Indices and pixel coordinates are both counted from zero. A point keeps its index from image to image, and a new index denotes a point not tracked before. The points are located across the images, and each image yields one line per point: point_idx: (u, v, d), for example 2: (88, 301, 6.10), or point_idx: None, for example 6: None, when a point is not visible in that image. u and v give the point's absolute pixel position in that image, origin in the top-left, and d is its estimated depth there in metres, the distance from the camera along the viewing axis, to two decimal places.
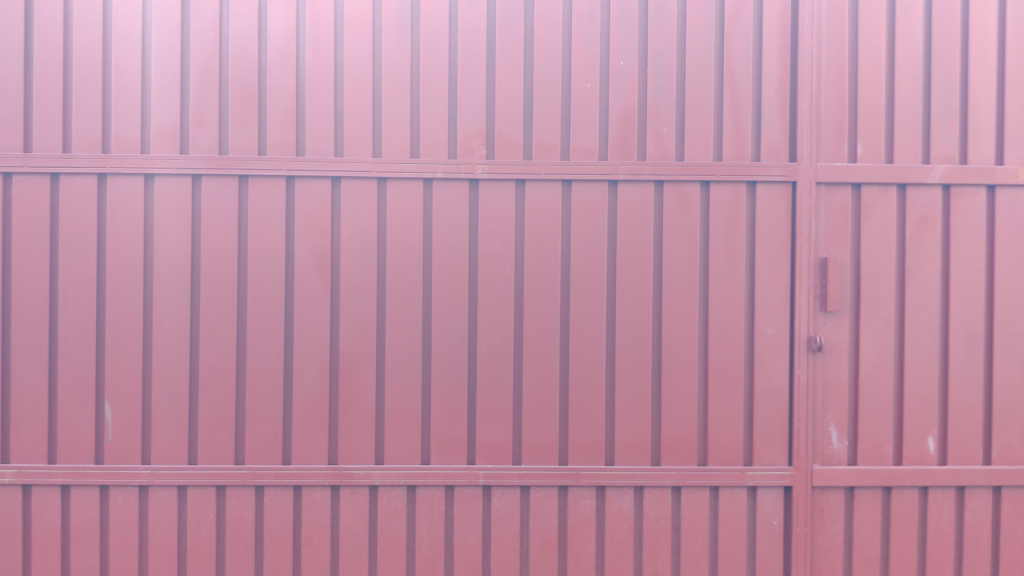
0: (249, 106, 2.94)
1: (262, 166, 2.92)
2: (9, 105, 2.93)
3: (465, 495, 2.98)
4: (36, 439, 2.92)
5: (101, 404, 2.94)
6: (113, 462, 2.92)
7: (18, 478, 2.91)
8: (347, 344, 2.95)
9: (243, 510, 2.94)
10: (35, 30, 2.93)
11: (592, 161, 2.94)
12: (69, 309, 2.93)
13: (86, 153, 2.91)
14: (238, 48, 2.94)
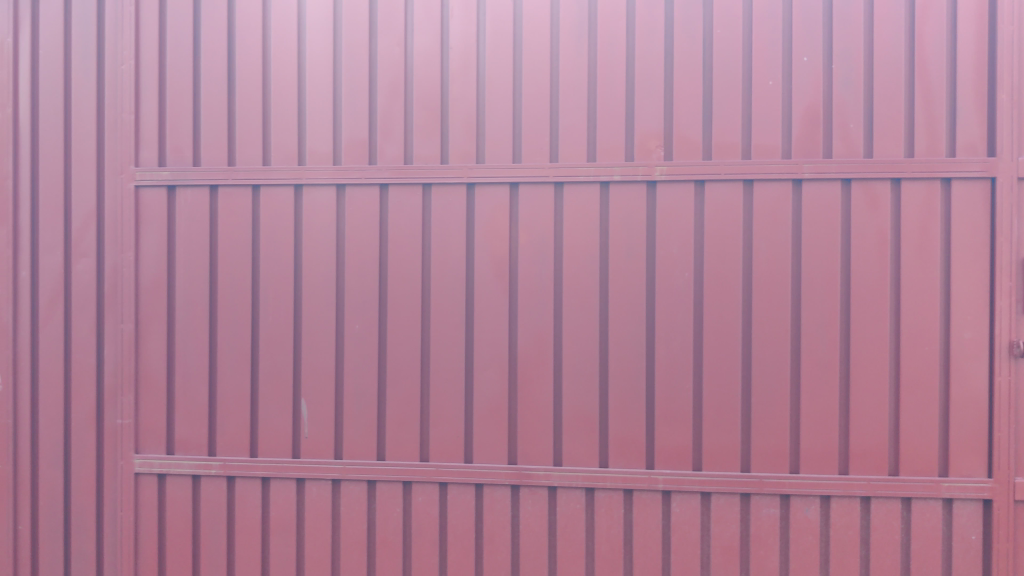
0: (433, 116, 2.98)
1: (444, 175, 2.96)
2: (214, 121, 3.06)
3: (645, 499, 2.94)
4: (240, 433, 3.03)
5: (298, 401, 3.03)
6: (309, 457, 3.01)
7: (224, 470, 3.02)
8: (526, 346, 2.95)
9: (428, 506, 3.00)
10: (237, 51, 3.05)
11: (775, 160, 2.86)
12: (269, 314, 3.03)
13: (283, 166, 3.02)
14: (422, 61, 2.99)
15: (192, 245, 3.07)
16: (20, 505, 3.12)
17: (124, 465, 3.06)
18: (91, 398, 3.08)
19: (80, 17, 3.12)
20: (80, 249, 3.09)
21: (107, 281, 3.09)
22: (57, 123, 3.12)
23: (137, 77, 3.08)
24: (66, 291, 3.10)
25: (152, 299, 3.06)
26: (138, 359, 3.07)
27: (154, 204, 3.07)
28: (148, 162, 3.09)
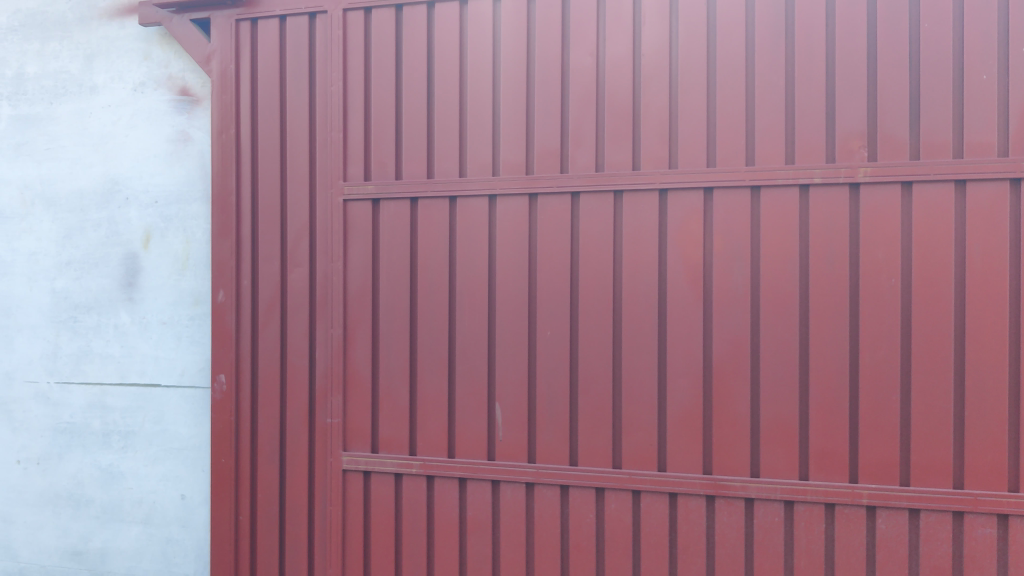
0: (624, 124, 2.89)
1: (635, 182, 2.87)
2: (414, 135, 3.12)
3: (847, 514, 2.74)
4: (438, 435, 3.09)
5: (493, 404, 3.05)
6: (503, 459, 3.02)
7: (424, 469, 3.09)
8: (720, 354, 2.82)
9: (621, 513, 2.92)
10: (436, 67, 3.09)
11: (992, 157, 2.60)
12: (465, 321, 3.06)
13: (479, 177, 3.03)
14: (613, 69, 2.91)
15: (394, 253, 3.14)
16: (239, 498, 3.31)
17: (333, 462, 3.19)
18: (304, 398, 3.24)
19: (294, 37, 3.27)
20: (294, 259, 3.25)
21: (318, 288, 3.23)
22: (274, 140, 3.29)
23: (345, 97, 3.20)
24: (283, 298, 3.28)
25: (358, 306, 3.17)
26: (346, 361, 3.19)
27: (360, 216, 3.18)
28: (355, 177, 3.19)
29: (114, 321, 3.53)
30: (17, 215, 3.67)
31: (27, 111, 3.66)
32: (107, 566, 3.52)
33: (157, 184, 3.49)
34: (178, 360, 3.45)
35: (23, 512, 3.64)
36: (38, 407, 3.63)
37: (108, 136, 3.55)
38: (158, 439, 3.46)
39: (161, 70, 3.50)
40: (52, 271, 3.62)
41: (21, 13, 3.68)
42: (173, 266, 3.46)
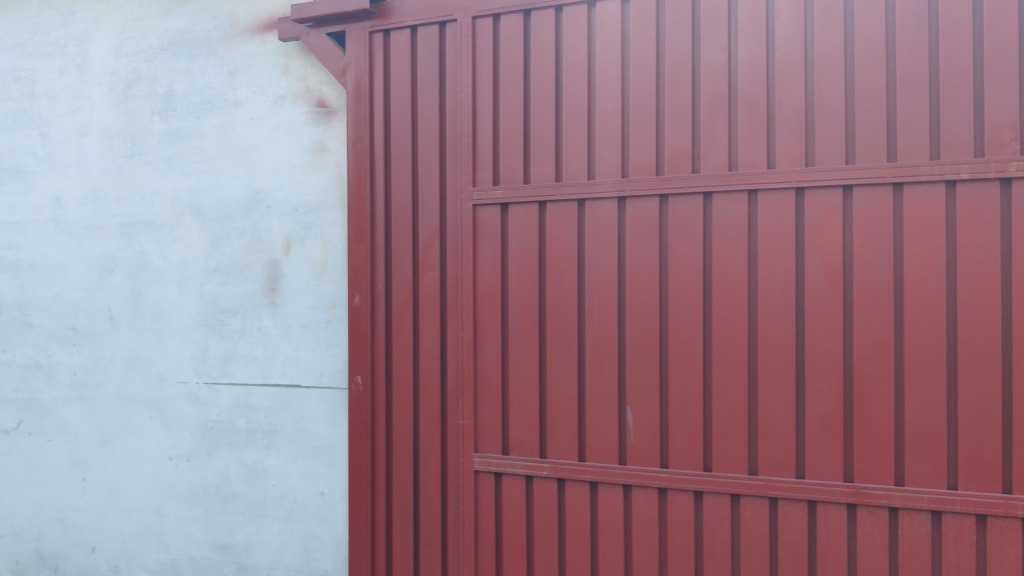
0: (758, 121, 2.82)
1: (770, 180, 2.78)
2: (542, 137, 3.12)
3: (1000, 526, 2.59)
4: (568, 439, 3.09)
5: (624, 408, 3.02)
6: (635, 463, 2.99)
7: (555, 471, 3.10)
8: (861, 357, 2.71)
9: (758, 520, 2.85)
10: (564, 70, 3.08)
11: None
12: (594, 324, 3.04)
13: (609, 179, 3.00)
14: (746, 65, 2.84)
15: (523, 256, 3.15)
16: (375, 496, 3.40)
17: (465, 463, 3.24)
18: (437, 400, 3.30)
19: (425, 46, 3.32)
20: (426, 264, 3.31)
21: (449, 292, 3.28)
22: (406, 147, 3.36)
23: (474, 103, 3.22)
24: (415, 302, 3.35)
25: (488, 309, 3.20)
26: (477, 363, 3.22)
27: (489, 220, 3.21)
28: (484, 182, 3.22)
29: (258, 324, 3.69)
30: (168, 224, 3.88)
31: (176, 126, 3.87)
32: (252, 559, 3.68)
33: (296, 193, 3.63)
34: (318, 362, 3.57)
35: (175, 505, 3.84)
36: (188, 406, 3.82)
37: (251, 148, 3.71)
38: (298, 437, 3.60)
39: (299, 83, 3.64)
40: (201, 277, 3.81)
41: (170, 32, 3.89)
42: (312, 271, 3.59)
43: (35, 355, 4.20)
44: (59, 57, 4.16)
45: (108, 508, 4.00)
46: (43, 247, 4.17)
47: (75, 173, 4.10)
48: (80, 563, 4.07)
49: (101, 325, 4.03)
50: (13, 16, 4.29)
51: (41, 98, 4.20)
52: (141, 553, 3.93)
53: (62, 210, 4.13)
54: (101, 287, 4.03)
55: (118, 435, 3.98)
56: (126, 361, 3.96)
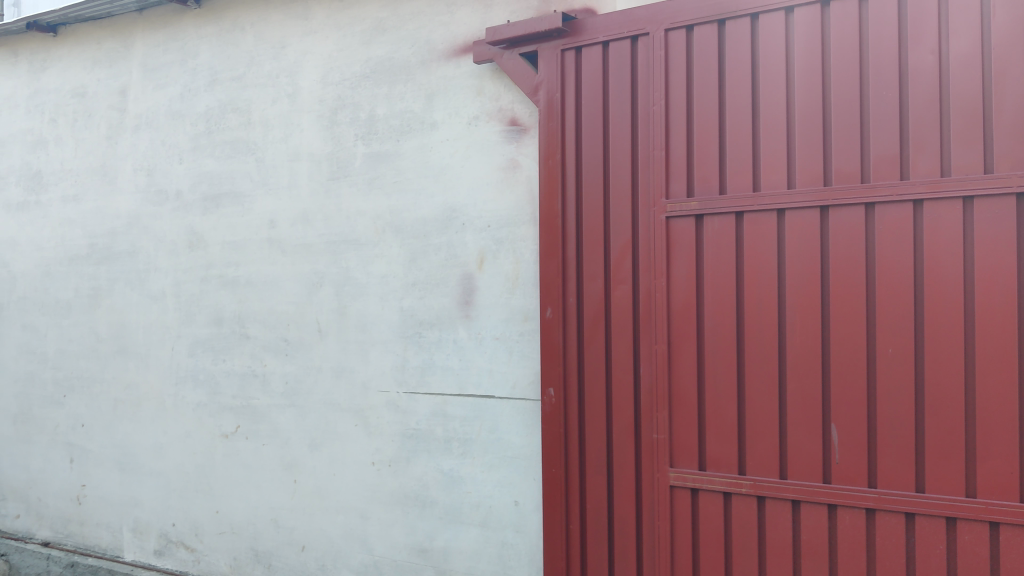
0: (972, 124, 2.67)
1: (988, 186, 2.62)
2: (740, 147, 3.08)
3: None
4: (768, 455, 3.02)
5: (828, 424, 2.92)
6: (840, 483, 2.89)
7: (755, 489, 3.04)
8: None
9: (976, 546, 2.68)
10: (762, 78, 3.03)
11: None
12: (796, 337, 2.97)
13: (809, 188, 2.93)
14: (960, 66, 2.69)
15: (719, 269, 3.11)
16: (569, 507, 3.45)
17: (661, 477, 3.23)
18: (630, 413, 3.30)
19: (617, 61, 3.34)
20: (619, 277, 3.32)
21: (642, 305, 3.28)
22: (597, 162, 3.39)
23: (668, 115, 3.22)
24: (607, 315, 3.36)
25: (683, 322, 3.18)
26: (671, 377, 3.21)
27: (684, 232, 3.19)
28: (678, 194, 3.20)
29: (454, 337, 3.82)
30: (371, 241, 4.09)
31: (378, 148, 4.08)
32: (449, 564, 3.80)
33: (490, 210, 3.72)
34: (511, 374, 3.65)
35: (377, 509, 4.03)
36: (389, 414, 4.01)
37: (447, 167, 3.85)
38: (493, 447, 3.69)
39: (493, 103, 3.73)
40: (401, 291, 3.99)
41: (372, 60, 4.11)
42: (505, 285, 3.68)
43: (251, 364, 4.53)
44: (272, 88, 4.49)
45: (316, 510, 4.24)
46: (259, 265, 4.50)
47: (287, 195, 4.40)
48: (292, 561, 4.33)
49: (311, 336, 4.30)
50: (232, 52, 4.66)
51: (257, 127, 4.53)
52: (346, 553, 4.14)
53: (275, 230, 4.44)
54: (310, 301, 4.30)
55: (325, 441, 4.23)
56: (333, 371, 4.21)
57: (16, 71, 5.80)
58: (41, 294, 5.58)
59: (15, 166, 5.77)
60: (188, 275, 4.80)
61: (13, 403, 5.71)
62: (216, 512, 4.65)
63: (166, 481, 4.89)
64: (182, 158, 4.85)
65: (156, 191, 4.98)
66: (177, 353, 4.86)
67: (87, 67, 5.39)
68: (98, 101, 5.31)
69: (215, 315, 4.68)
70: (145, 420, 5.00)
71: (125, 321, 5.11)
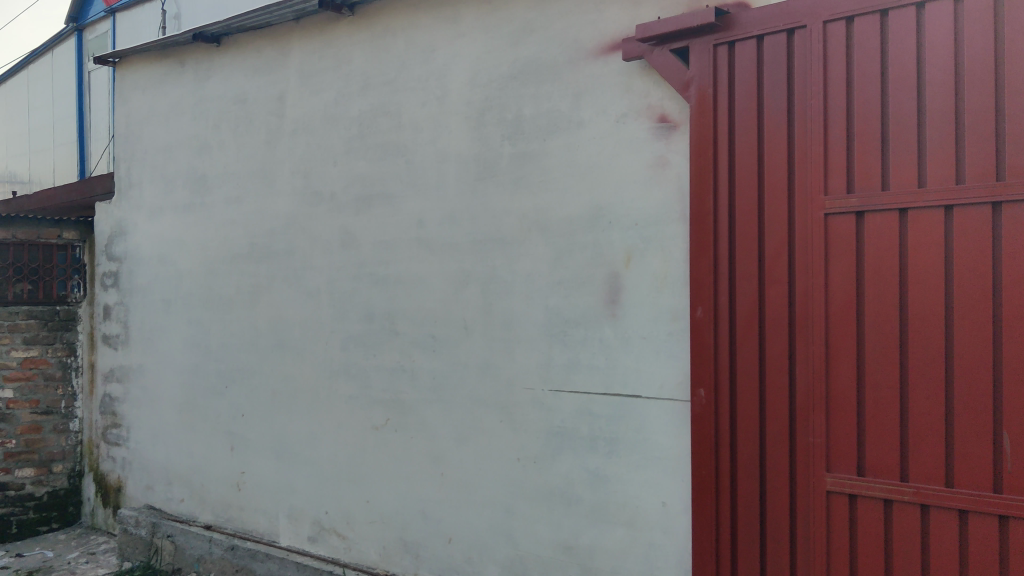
0: None
1: None
2: (904, 141, 2.96)
3: None
4: (933, 462, 2.89)
5: (999, 432, 2.77)
6: (1013, 493, 2.73)
7: (918, 497, 2.91)
8: None
9: None
10: (929, 69, 2.90)
11: None
12: (964, 339, 2.83)
13: (980, 184, 2.79)
14: None
15: (881, 267, 3.00)
16: (720, 509, 3.39)
17: (817, 482, 3.14)
18: (784, 414, 3.22)
19: (772, 55, 3.27)
20: (773, 276, 3.25)
21: (798, 305, 3.20)
22: (751, 158, 3.32)
23: (826, 109, 3.13)
24: (760, 314, 3.29)
25: (842, 322, 3.09)
26: (828, 379, 3.12)
27: (843, 228, 3.09)
28: (837, 190, 3.10)
29: (600, 335, 3.82)
30: (517, 240, 4.14)
31: (525, 148, 4.12)
32: (595, 562, 3.81)
33: (638, 208, 3.70)
34: (659, 373, 3.62)
35: (523, 505, 4.08)
36: (535, 411, 4.04)
37: (594, 166, 3.85)
38: (641, 447, 3.67)
39: (642, 100, 3.69)
40: (547, 290, 4.02)
41: (520, 61, 4.15)
42: (653, 284, 3.64)
43: (400, 360, 4.66)
44: (422, 91, 4.60)
45: (463, 503, 4.33)
46: (408, 263, 4.63)
47: (435, 195, 4.51)
48: (439, 552, 4.44)
49: (457, 334, 4.39)
50: (384, 57, 4.81)
51: (407, 129, 4.66)
52: (492, 547, 4.20)
53: (424, 230, 4.56)
54: (458, 299, 4.39)
55: (472, 436, 4.31)
56: (479, 368, 4.28)
57: (183, 80, 6.17)
58: (205, 291, 5.91)
59: (182, 170, 6.14)
60: (341, 273, 4.99)
61: (179, 393, 6.08)
62: (366, 501, 4.82)
63: (319, 470, 5.09)
64: (336, 160, 5.04)
65: (311, 193, 5.19)
66: (330, 348, 5.05)
67: (248, 75, 5.67)
68: (258, 108, 5.58)
69: (367, 312, 4.84)
70: (300, 412, 5.22)
71: (282, 317, 5.35)
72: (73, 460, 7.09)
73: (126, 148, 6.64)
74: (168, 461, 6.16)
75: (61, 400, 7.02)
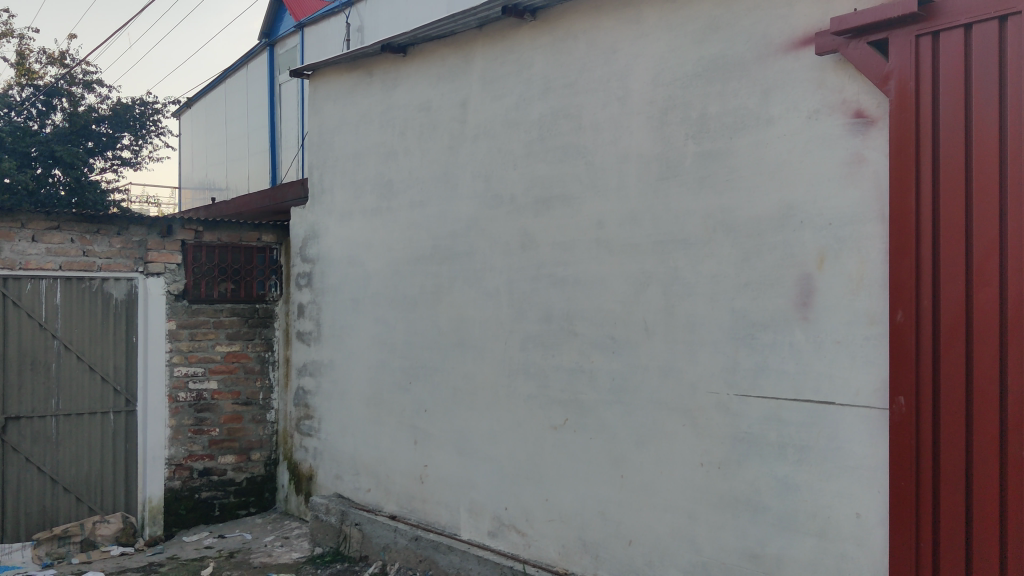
0: None
1: None
2: None
3: None
4: None
5: None
6: None
7: None
8: None
9: None
10: None
11: None
12: None
13: None
14: None
15: None
16: (920, 525, 3.22)
17: None
18: (994, 425, 3.02)
19: (981, 44, 3.07)
20: (983, 278, 3.06)
21: (1010, 309, 3.00)
22: (957, 154, 3.14)
23: None
24: (968, 319, 3.11)
25: None
26: None
27: None
28: None
29: (790, 339, 3.71)
30: (702, 241, 4.08)
31: (710, 147, 4.05)
32: (783, 572, 3.71)
33: (831, 207, 3.57)
34: (854, 380, 3.48)
35: (706, 510, 4.02)
36: (719, 416, 3.98)
37: (784, 164, 3.74)
38: (833, 455, 3.54)
39: (836, 95, 3.56)
40: (732, 292, 3.95)
41: (705, 59, 4.09)
42: (848, 287, 3.50)
43: (580, 360, 4.69)
44: (603, 92, 4.62)
45: (644, 505, 4.31)
46: (588, 264, 4.65)
47: (616, 196, 4.51)
48: (619, 554, 4.44)
49: (639, 335, 4.37)
50: (566, 60, 4.86)
51: (588, 131, 4.69)
52: (674, 551, 4.17)
53: (604, 231, 4.57)
54: (639, 300, 4.38)
55: (653, 438, 4.28)
56: (661, 370, 4.25)
57: (371, 89, 6.45)
58: (391, 291, 6.15)
59: (370, 175, 6.42)
60: (522, 274, 5.07)
61: (366, 388, 6.36)
62: (546, 500, 4.88)
63: (500, 467, 5.20)
64: (517, 163, 5.14)
65: (492, 196, 5.31)
66: (510, 348, 5.15)
67: (432, 82, 5.87)
68: (442, 114, 5.77)
69: (546, 313, 4.91)
70: (481, 409, 5.35)
71: (464, 317, 5.50)
72: (269, 449, 7.56)
73: (319, 155, 7.00)
74: (356, 453, 6.46)
75: (259, 391, 7.51)
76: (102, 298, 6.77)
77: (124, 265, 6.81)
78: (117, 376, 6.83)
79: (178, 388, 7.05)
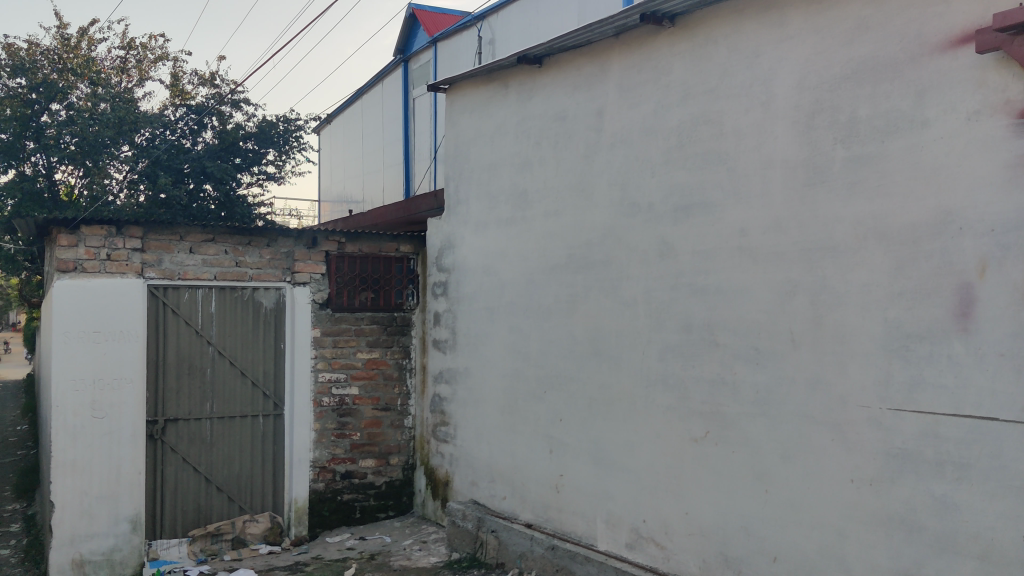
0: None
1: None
2: None
3: None
4: None
5: None
6: None
7: None
8: None
9: None
10: None
11: None
12: None
13: None
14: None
15: None
16: None
17: None
18: None
19: None
20: None
21: None
22: None
23: None
24: None
25: None
26: None
27: None
28: None
29: (948, 351, 3.54)
30: (851, 249, 3.95)
31: (861, 152, 3.92)
32: None
33: (994, 212, 3.39)
34: (1020, 395, 3.29)
35: (857, 529, 3.87)
36: (872, 431, 3.83)
37: (942, 167, 3.58)
38: (997, 475, 3.35)
39: (999, 94, 3.38)
40: (885, 301, 3.79)
41: (854, 60, 3.95)
42: (1014, 296, 3.32)
43: (721, 372, 4.61)
44: (746, 97, 4.53)
45: (790, 521, 4.19)
46: (730, 273, 4.57)
47: (759, 203, 4.42)
48: (763, 570, 4.33)
49: (785, 346, 4.26)
50: (706, 65, 4.79)
51: (729, 137, 4.61)
52: (822, 570, 4.03)
53: (747, 238, 4.48)
54: (785, 310, 4.27)
55: (799, 452, 4.16)
56: (809, 382, 4.13)
57: (507, 100, 6.53)
58: (526, 299, 6.20)
59: (506, 186, 6.49)
60: (661, 283, 5.03)
61: (502, 395, 6.43)
62: (686, 513, 4.81)
63: (638, 477, 5.16)
64: (656, 171, 5.10)
65: (629, 204, 5.29)
66: (648, 357, 5.11)
67: (568, 92, 5.89)
68: (578, 123, 5.78)
69: (686, 323, 4.84)
70: (617, 419, 5.33)
71: (600, 326, 5.49)
72: (407, 454, 7.73)
73: (455, 166, 7.14)
74: (492, 460, 6.53)
75: (398, 398, 7.69)
76: (254, 306, 7.09)
77: (273, 275, 7.13)
78: (266, 381, 7.15)
79: (323, 393, 7.31)
